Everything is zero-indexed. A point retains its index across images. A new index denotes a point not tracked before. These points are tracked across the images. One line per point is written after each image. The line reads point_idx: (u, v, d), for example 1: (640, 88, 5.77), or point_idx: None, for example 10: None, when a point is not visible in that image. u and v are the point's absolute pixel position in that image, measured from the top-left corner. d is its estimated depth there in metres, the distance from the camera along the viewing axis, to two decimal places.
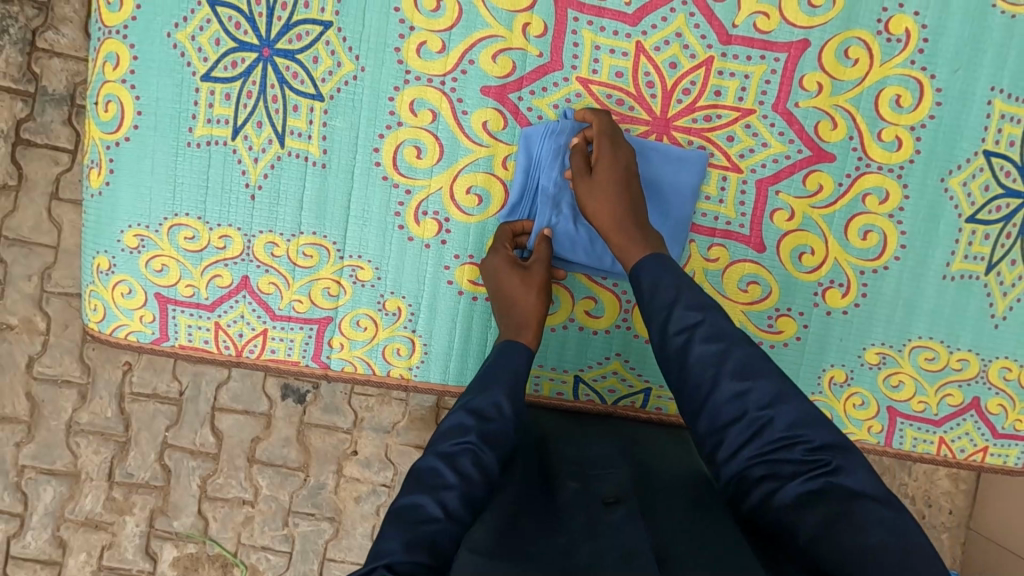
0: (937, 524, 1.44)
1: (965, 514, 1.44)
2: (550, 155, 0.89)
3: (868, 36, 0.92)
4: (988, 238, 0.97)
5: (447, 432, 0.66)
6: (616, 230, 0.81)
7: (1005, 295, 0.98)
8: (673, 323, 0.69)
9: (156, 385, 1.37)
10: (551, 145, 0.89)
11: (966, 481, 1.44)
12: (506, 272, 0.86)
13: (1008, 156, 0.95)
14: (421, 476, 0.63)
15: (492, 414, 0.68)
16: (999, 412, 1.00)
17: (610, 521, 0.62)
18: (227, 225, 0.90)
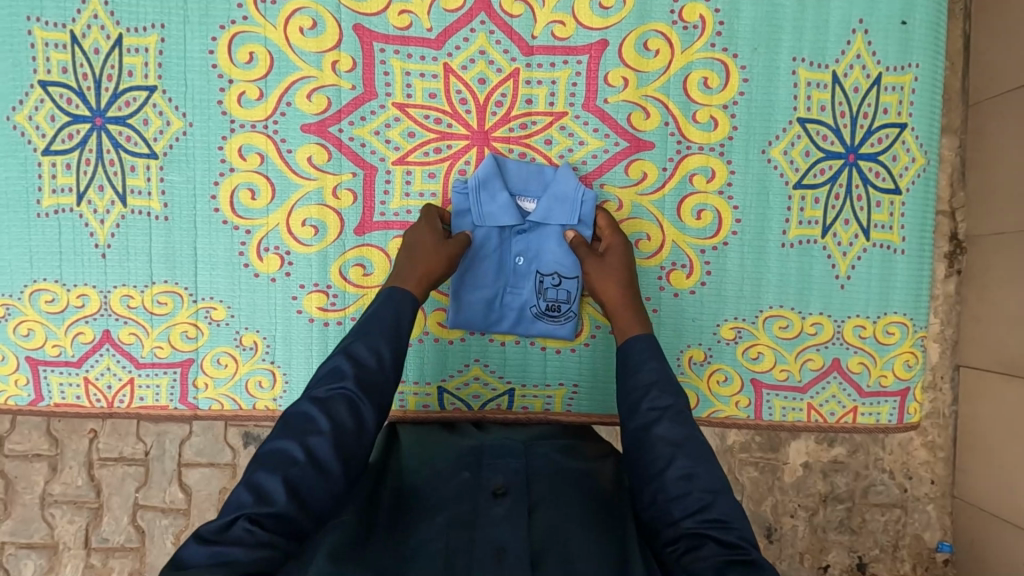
0: (920, 496, 1.29)
1: (948, 482, 1.29)
2: (489, 240, 0.96)
3: (665, 28, 0.97)
4: (818, 201, 0.99)
5: (324, 378, 0.72)
6: (618, 291, 0.89)
7: (846, 256, 0.99)
8: (646, 401, 0.74)
9: (122, 449, 1.27)
10: (485, 193, 0.94)
11: (944, 448, 1.29)
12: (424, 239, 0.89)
13: (823, 121, 0.98)
14: (292, 421, 0.68)
15: (370, 361, 0.74)
16: (862, 370, 1.01)
17: (493, 514, 0.68)
18: (85, 284, 0.96)
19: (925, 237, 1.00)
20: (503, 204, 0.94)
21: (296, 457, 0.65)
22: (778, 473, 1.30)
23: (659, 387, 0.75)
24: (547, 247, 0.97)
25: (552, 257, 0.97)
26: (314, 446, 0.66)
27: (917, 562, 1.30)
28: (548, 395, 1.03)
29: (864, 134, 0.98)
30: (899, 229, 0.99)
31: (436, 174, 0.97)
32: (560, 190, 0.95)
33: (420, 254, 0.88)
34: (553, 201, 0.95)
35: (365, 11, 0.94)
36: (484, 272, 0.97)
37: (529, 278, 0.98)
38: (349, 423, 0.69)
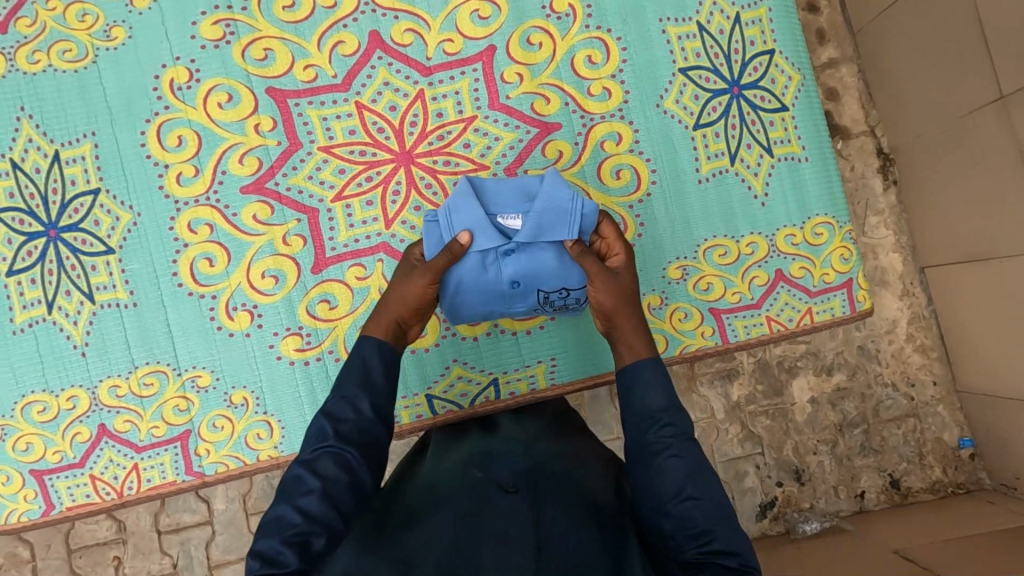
0: (929, 400, 1.46)
1: (950, 381, 1.46)
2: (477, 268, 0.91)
3: (542, 22, 1.07)
4: (719, 135, 1.08)
5: (309, 436, 0.72)
6: (632, 318, 0.81)
7: (758, 175, 1.08)
8: (652, 429, 0.71)
9: (150, 568, 1.27)
10: (459, 217, 0.90)
11: (935, 347, 1.46)
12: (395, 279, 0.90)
13: (701, 65, 1.08)
14: (285, 484, 0.69)
15: (347, 414, 0.74)
16: (804, 274, 1.08)
17: (501, 505, 0.71)
18: (74, 385, 1.00)
19: (822, 140, 1.09)
20: (481, 222, 0.88)
21: (294, 522, 0.65)
22: (791, 416, 1.45)
23: (670, 415, 0.72)
24: (545, 266, 0.92)
25: (551, 276, 0.92)
26: (307, 507, 0.66)
27: (946, 464, 1.45)
28: (530, 374, 1.08)
29: (741, 67, 1.08)
30: (797, 140, 1.09)
31: (373, 201, 1.05)
32: (547, 198, 0.89)
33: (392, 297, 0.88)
34: (540, 213, 0.89)
35: (273, 74, 1.04)
36: (477, 299, 0.94)
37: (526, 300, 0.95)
38: (339, 474, 0.70)
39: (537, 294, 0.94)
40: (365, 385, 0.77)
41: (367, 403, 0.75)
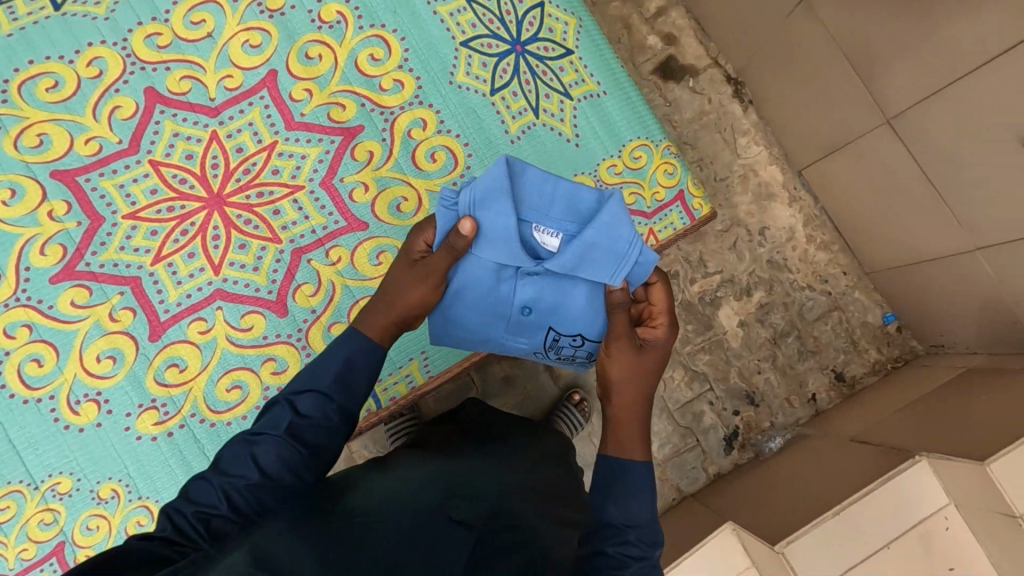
0: (847, 289, 2.40)
1: (863, 272, 2.41)
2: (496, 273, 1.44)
3: (317, 35, 1.47)
4: (517, 93, 1.50)
5: (272, 418, 1.11)
6: (632, 389, 1.39)
7: (521, 119, 1.49)
8: (626, 541, 1.21)
9: None
10: (478, 211, 1.33)
11: (835, 244, 2.43)
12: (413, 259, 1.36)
13: (482, 38, 1.51)
14: (237, 454, 1.08)
15: (315, 415, 1.14)
16: (638, 199, 1.49)
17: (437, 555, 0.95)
18: (12, 483, 1.34)
19: (614, 69, 1.52)
20: (504, 226, 1.35)
21: (219, 504, 1.01)
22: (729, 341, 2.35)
23: (636, 533, 1.22)
24: (566, 301, 1.48)
25: (554, 297, 1.46)
26: (235, 484, 1.04)
27: (878, 344, 2.37)
28: None
29: (517, 28, 1.52)
30: (591, 80, 1.52)
31: (194, 252, 1.41)
32: (610, 235, 1.35)
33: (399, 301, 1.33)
34: (589, 245, 1.35)
35: (52, 158, 1.39)
36: (482, 283, 1.43)
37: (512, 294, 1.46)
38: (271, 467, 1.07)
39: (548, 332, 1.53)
40: (353, 397, 1.19)
41: (338, 413, 1.16)
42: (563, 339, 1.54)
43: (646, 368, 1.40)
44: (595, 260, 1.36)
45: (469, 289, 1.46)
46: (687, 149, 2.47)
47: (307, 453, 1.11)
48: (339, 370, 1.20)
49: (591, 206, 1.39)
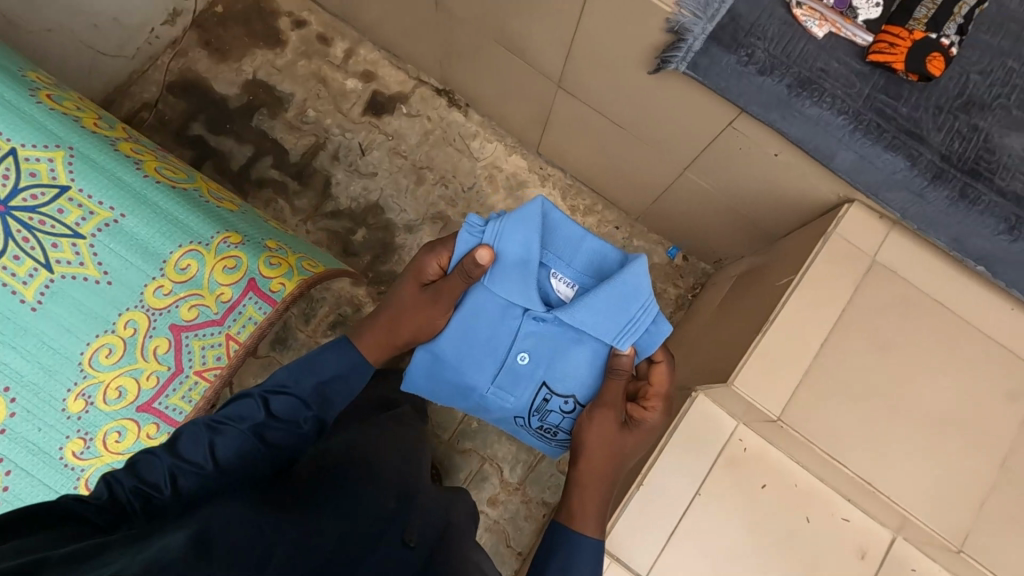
0: (622, 241, 2.41)
1: (631, 219, 2.43)
2: (498, 315, 1.49)
3: None
4: (16, 258, 1.44)
5: (246, 411, 1.22)
6: (652, 418, 1.49)
7: (27, 287, 1.45)
8: None
9: None
10: (490, 236, 1.41)
11: (598, 204, 2.44)
12: (411, 279, 1.48)
13: None
14: (216, 425, 1.19)
15: (288, 417, 1.24)
16: (199, 311, 1.56)
17: None
18: None
19: (120, 199, 1.51)
20: (515, 257, 1.41)
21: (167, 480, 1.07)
22: None
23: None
24: (560, 365, 1.51)
25: (554, 350, 1.51)
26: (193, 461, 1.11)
27: (670, 278, 2.39)
28: None
29: None
30: (104, 209, 1.50)
31: None
32: (631, 290, 1.39)
33: (421, 303, 1.45)
34: (606, 296, 1.39)
35: None
36: (490, 310, 1.49)
37: (535, 369, 1.53)
38: (228, 458, 1.14)
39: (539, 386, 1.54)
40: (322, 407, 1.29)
41: (314, 420, 1.27)
42: (552, 399, 1.54)
43: (626, 445, 1.48)
44: (605, 327, 1.42)
45: (474, 321, 1.50)
46: (426, 172, 2.42)
47: (264, 449, 1.19)
48: (321, 380, 1.32)
49: (613, 267, 1.46)
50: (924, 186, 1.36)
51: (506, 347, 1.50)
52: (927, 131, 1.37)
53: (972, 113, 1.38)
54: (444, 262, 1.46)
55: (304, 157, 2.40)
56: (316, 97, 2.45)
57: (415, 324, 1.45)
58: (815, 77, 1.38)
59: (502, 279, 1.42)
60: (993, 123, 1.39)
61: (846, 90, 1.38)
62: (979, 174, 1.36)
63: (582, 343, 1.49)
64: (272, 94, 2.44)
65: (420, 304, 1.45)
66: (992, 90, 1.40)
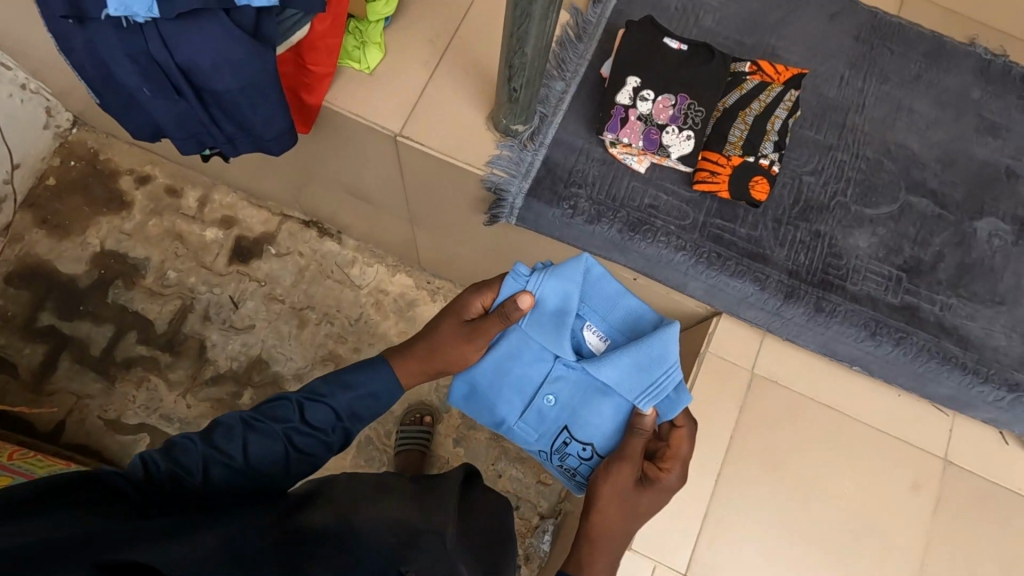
0: None
1: None
2: (535, 354, 1.23)
3: None
4: None
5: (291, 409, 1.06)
6: (672, 480, 1.16)
7: None
8: None
9: None
10: (535, 278, 1.15)
11: None
12: (442, 337, 1.16)
13: None
14: (264, 412, 1.06)
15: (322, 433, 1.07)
16: None
17: None
18: None
19: None
20: (548, 303, 1.15)
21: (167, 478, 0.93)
22: None
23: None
24: (591, 421, 1.23)
25: (586, 407, 1.23)
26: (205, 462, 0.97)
27: None
28: None
29: None
30: None
31: None
32: (668, 360, 1.12)
33: (448, 346, 1.16)
34: (640, 353, 1.12)
35: None
36: (520, 363, 1.23)
37: (564, 421, 1.27)
38: (239, 463, 0.99)
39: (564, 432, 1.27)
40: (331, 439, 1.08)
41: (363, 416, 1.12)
42: (570, 444, 1.27)
43: (640, 509, 1.15)
44: (633, 384, 1.13)
45: (508, 361, 1.24)
46: (308, 314, 2.27)
47: (292, 456, 1.04)
48: (356, 397, 1.11)
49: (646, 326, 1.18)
50: (778, 307, 1.29)
51: (526, 401, 1.26)
52: (769, 248, 1.30)
53: (810, 218, 1.33)
54: (489, 299, 1.15)
55: (172, 323, 2.21)
56: (173, 255, 2.27)
57: (463, 352, 1.17)
58: (645, 216, 1.29)
59: (531, 332, 1.18)
60: (834, 225, 1.34)
61: (680, 224, 1.30)
62: (830, 283, 1.30)
63: (608, 403, 1.20)
64: (125, 262, 2.26)
65: (456, 351, 1.17)
66: (826, 190, 1.35)
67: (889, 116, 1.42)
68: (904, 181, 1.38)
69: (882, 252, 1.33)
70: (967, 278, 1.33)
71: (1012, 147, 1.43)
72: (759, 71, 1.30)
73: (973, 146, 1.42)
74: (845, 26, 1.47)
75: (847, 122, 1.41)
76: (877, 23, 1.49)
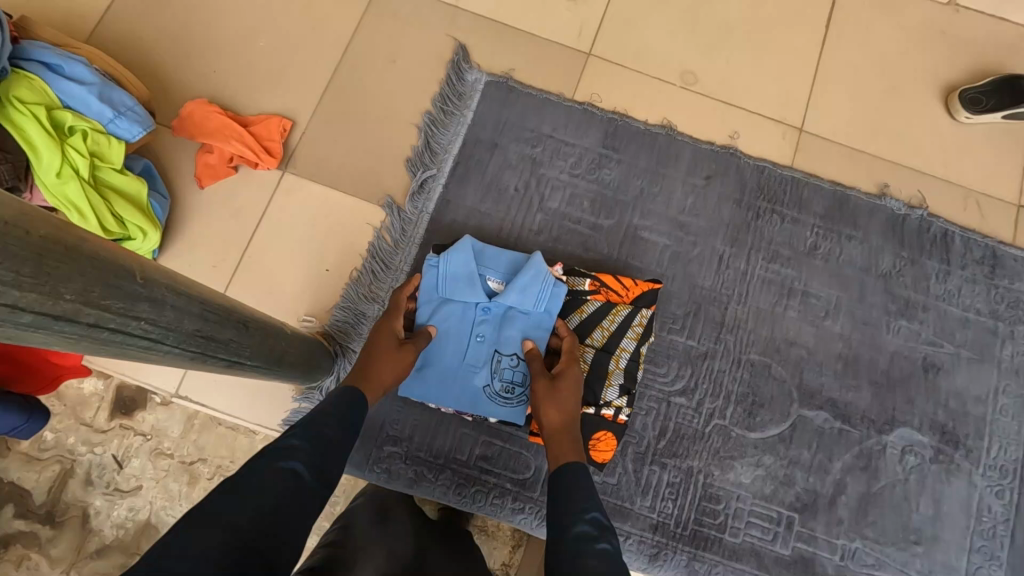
0: None
1: None
2: (460, 304, 1.03)
3: None
4: None
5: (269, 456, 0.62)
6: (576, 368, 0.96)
7: None
8: None
9: None
10: (448, 256, 1.04)
11: None
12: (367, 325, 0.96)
13: None
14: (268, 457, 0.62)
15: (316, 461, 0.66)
16: None
17: None
18: None
19: None
20: (458, 270, 1.03)
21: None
22: None
23: None
24: None
25: (511, 331, 1.03)
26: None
27: None
28: None
29: None
30: None
31: None
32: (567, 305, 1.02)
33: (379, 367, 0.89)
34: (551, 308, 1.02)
35: None
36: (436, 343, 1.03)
37: (506, 314, 1.03)
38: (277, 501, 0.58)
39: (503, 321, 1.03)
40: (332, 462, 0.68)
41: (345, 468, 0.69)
42: (503, 362, 1.01)
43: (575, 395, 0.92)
44: (547, 306, 1.02)
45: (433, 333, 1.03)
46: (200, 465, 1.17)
47: (314, 487, 0.63)
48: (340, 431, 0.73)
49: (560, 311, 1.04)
50: (643, 570, 1.07)
51: (466, 315, 1.03)
52: (630, 499, 1.08)
53: (680, 452, 1.11)
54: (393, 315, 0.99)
55: (53, 492, 1.15)
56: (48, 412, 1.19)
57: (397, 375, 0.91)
58: (475, 473, 1.08)
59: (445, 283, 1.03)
60: (709, 458, 1.11)
61: (518, 480, 1.08)
62: (704, 538, 1.07)
63: (530, 324, 1.02)
64: None
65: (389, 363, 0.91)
66: (701, 412, 1.13)
67: (779, 304, 1.18)
68: (797, 389, 1.15)
69: (769, 488, 1.10)
70: (874, 512, 1.10)
71: (931, 330, 1.18)
72: (602, 288, 1.07)
73: (881, 333, 1.18)
74: (722, 191, 1.24)
75: (726, 317, 1.17)
76: (764, 181, 1.24)
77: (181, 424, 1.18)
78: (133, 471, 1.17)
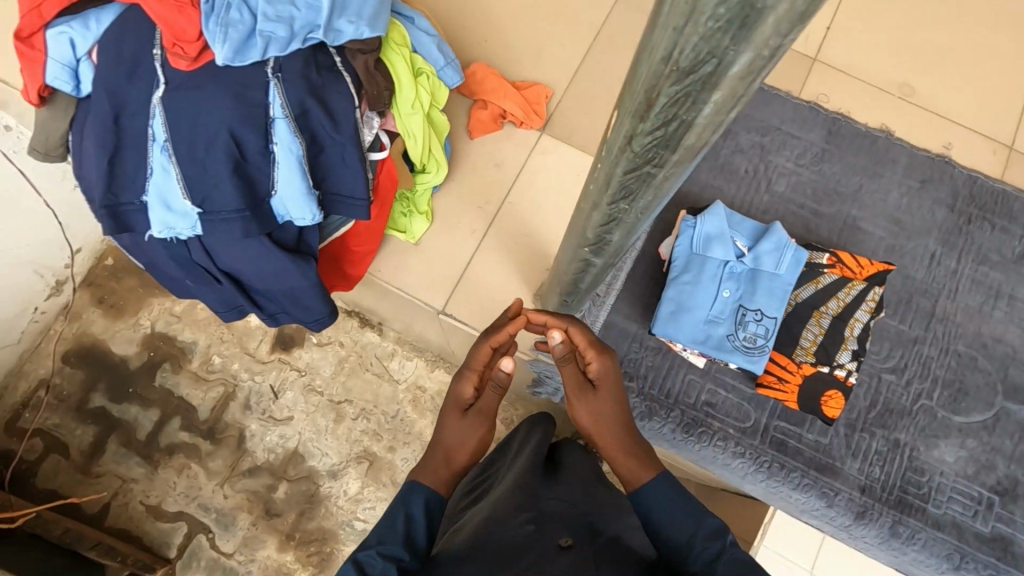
0: None
1: None
2: (711, 260, 1.15)
3: None
4: None
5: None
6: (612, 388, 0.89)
7: None
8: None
9: None
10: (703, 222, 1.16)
11: None
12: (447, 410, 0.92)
13: None
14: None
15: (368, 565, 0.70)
16: None
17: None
18: None
19: None
20: (712, 233, 1.15)
21: None
22: None
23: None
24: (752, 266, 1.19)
25: (757, 290, 1.14)
26: None
27: None
28: None
29: None
30: None
31: None
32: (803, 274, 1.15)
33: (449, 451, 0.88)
34: (794, 275, 1.14)
35: None
36: (687, 294, 1.15)
37: (752, 275, 1.14)
38: None
39: (749, 282, 1.14)
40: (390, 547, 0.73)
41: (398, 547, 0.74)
42: (749, 316, 1.12)
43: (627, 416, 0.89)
44: (793, 271, 1.14)
45: (684, 284, 1.15)
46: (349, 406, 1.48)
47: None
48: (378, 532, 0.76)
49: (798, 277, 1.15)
50: (846, 525, 1.16)
51: (716, 271, 1.15)
52: (840, 459, 1.18)
53: (889, 425, 1.20)
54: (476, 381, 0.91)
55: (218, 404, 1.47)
56: (219, 338, 1.50)
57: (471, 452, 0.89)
58: (701, 416, 1.19)
59: (699, 244, 1.16)
60: (916, 434, 1.20)
61: (740, 428, 1.19)
62: (908, 505, 1.16)
63: (775, 286, 1.13)
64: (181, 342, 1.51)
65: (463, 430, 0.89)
66: (909, 391, 1.22)
67: (987, 304, 1.27)
68: (1002, 383, 1.22)
69: (972, 469, 1.18)
70: None
71: None
72: (838, 263, 1.18)
73: None
74: (937, 195, 1.33)
75: (936, 310, 1.26)
76: (977, 190, 1.33)
77: (332, 365, 1.50)
78: (286, 403, 1.47)
